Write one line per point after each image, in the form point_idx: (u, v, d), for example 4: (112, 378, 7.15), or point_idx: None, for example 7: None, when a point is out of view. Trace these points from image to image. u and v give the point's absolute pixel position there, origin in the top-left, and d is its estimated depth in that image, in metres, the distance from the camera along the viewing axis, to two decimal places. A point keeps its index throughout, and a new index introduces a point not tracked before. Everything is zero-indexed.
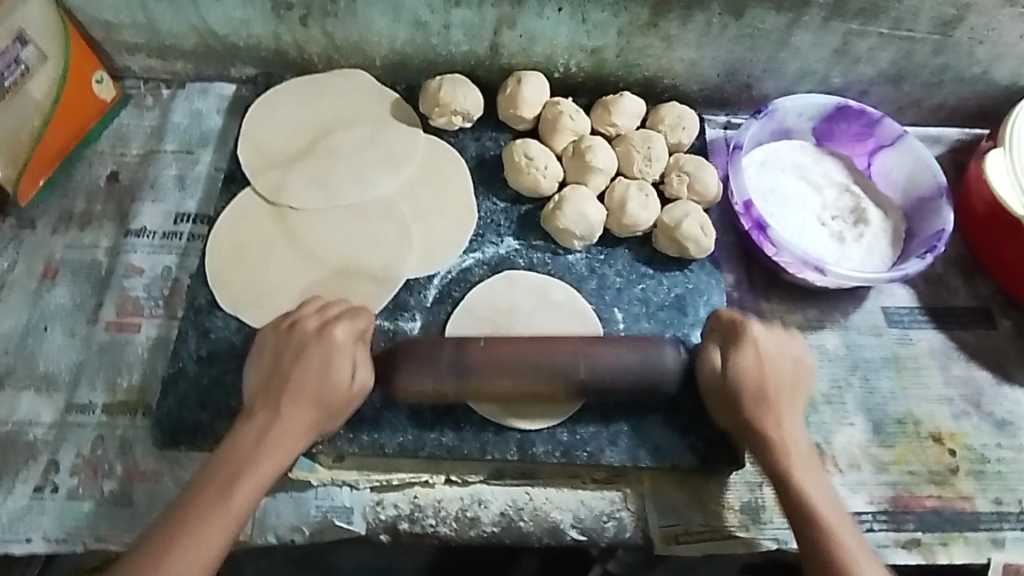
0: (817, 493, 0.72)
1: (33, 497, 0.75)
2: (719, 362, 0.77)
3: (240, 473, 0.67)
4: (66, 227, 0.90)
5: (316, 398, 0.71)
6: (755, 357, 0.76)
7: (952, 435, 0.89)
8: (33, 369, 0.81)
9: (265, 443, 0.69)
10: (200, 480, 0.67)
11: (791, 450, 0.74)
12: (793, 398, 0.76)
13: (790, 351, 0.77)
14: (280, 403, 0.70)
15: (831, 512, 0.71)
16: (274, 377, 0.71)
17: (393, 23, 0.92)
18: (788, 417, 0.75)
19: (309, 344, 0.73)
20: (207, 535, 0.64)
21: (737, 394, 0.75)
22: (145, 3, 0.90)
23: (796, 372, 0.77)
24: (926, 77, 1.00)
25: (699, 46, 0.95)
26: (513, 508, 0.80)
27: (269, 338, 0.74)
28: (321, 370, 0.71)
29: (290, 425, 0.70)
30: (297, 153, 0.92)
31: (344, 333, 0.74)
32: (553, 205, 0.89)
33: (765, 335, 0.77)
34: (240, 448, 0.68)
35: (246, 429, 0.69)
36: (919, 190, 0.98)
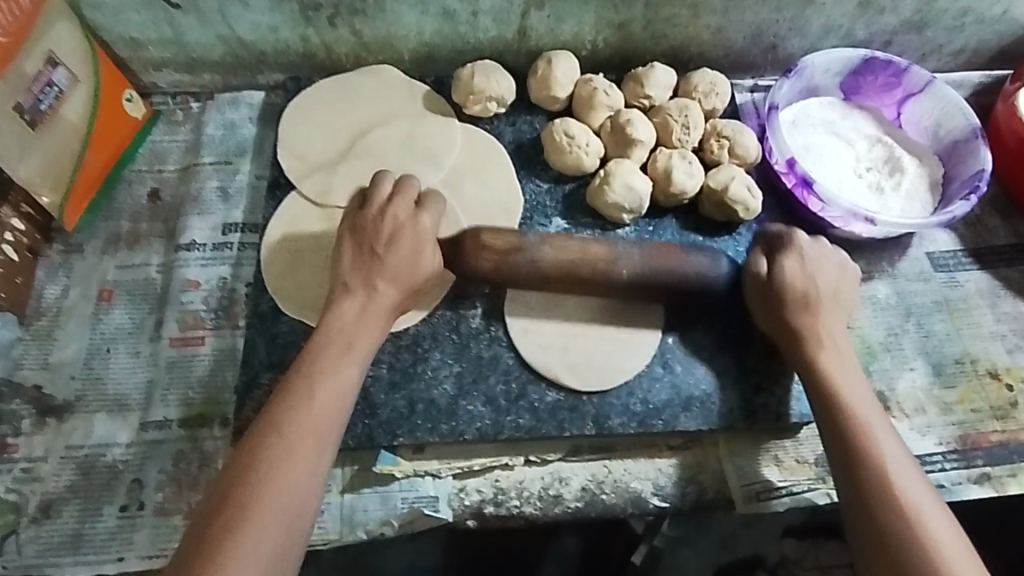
0: (847, 386, 0.74)
1: (122, 517, 0.75)
2: (766, 271, 0.79)
3: (351, 341, 0.70)
4: (115, 248, 0.90)
5: (405, 277, 0.74)
6: (800, 267, 0.78)
7: (1008, 370, 0.91)
8: (104, 392, 0.81)
9: (362, 321, 0.72)
10: (307, 359, 0.68)
11: (825, 342, 0.76)
12: (834, 301, 0.79)
13: (835, 259, 0.80)
14: (376, 278, 0.73)
15: (862, 407, 0.72)
16: (364, 252, 0.75)
17: (421, 16, 0.92)
18: (826, 321, 0.77)
19: (398, 231, 0.75)
20: (320, 401, 0.66)
21: (783, 296, 0.77)
22: (172, 17, 0.89)
23: (842, 278, 0.80)
24: (949, 22, 1.00)
25: (725, 11, 0.95)
26: (594, 482, 0.80)
27: (353, 224, 0.76)
28: (411, 253, 0.75)
29: (382, 305, 0.73)
30: (337, 154, 0.91)
31: (429, 223, 0.76)
32: (598, 181, 0.89)
33: (809, 245, 0.80)
34: (339, 329, 0.70)
35: (338, 312, 0.71)
36: (951, 135, 1.00)
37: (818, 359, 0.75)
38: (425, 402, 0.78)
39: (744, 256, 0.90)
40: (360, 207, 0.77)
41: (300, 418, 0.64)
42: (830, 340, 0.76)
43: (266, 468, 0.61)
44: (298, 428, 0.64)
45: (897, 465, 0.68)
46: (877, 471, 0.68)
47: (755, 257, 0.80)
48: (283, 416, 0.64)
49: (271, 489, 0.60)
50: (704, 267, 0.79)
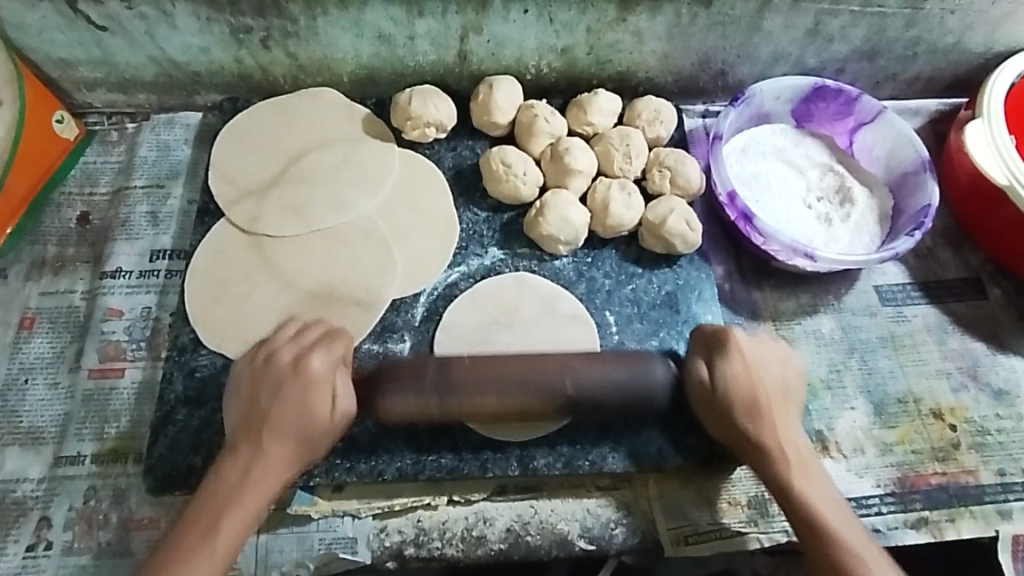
0: (811, 489, 0.71)
1: (26, 556, 0.74)
2: (707, 376, 0.75)
3: (216, 523, 0.65)
4: (39, 274, 0.88)
5: (298, 433, 0.69)
6: (743, 367, 0.74)
7: (952, 409, 0.89)
8: (16, 425, 0.80)
9: (250, 475, 0.68)
10: (194, 514, 0.66)
11: (788, 453, 0.73)
12: (784, 402, 0.75)
13: (774, 355, 0.76)
14: (262, 434, 0.69)
15: (836, 515, 0.70)
16: (256, 407, 0.70)
17: (357, 39, 0.90)
18: (781, 424, 0.74)
19: (285, 384, 0.70)
20: (217, 546, 0.65)
21: (729, 405, 0.73)
22: (100, 38, 0.87)
23: (785, 376, 0.76)
24: (900, 50, 0.98)
25: (669, 37, 0.93)
26: (519, 523, 0.78)
27: (243, 371, 0.72)
28: (299, 405, 0.69)
29: (276, 456, 0.69)
30: (271, 179, 0.89)
31: (319, 363, 0.71)
32: (535, 212, 0.87)
33: (749, 342, 0.75)
34: (219, 490, 0.67)
35: (226, 472, 0.68)
36: (902, 166, 0.97)
37: (772, 444, 0.73)
38: (344, 439, 0.77)
39: (684, 288, 0.88)
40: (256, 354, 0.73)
41: (193, 565, 0.64)
42: (778, 404, 0.74)
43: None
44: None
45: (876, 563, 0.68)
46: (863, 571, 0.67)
47: (696, 364, 0.76)
48: (169, 569, 0.63)
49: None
50: (641, 377, 0.74)
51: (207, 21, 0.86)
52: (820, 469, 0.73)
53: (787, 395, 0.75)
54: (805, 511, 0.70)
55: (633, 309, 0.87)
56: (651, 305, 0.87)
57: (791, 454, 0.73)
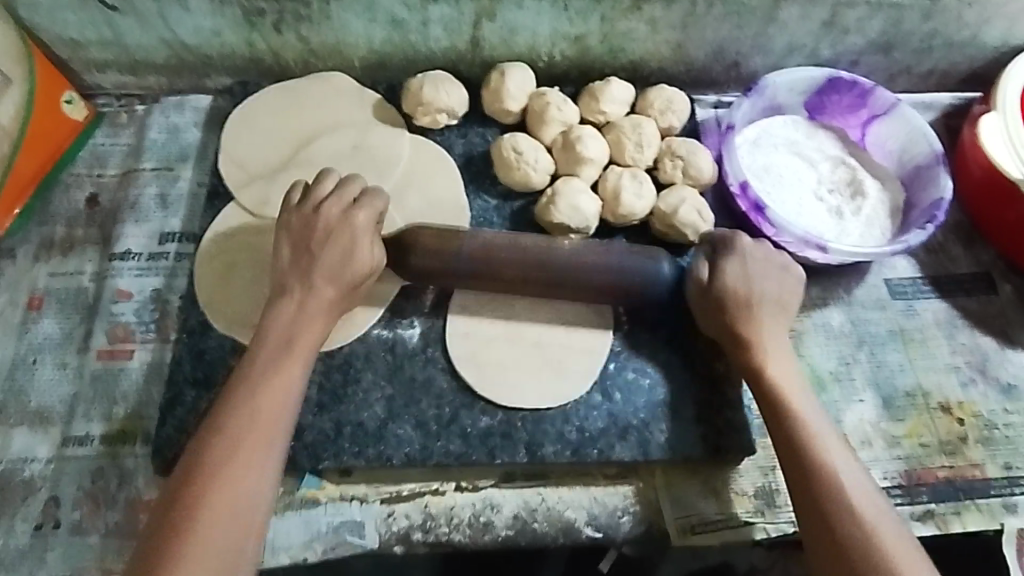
0: (815, 429, 0.70)
1: (34, 534, 0.74)
2: (708, 275, 0.78)
3: (289, 343, 0.70)
4: (47, 255, 0.88)
5: (341, 278, 0.74)
6: (742, 270, 0.77)
7: (961, 404, 0.88)
8: (25, 403, 0.80)
9: (300, 320, 0.71)
10: (223, 409, 0.65)
11: (781, 383, 0.73)
12: (779, 313, 0.77)
13: (778, 259, 0.79)
14: (311, 276, 0.73)
15: (847, 468, 0.68)
16: (300, 257, 0.74)
17: (369, 24, 0.89)
18: (769, 328, 0.76)
19: (332, 227, 0.74)
20: (273, 402, 0.66)
21: (726, 299, 0.76)
22: (111, 19, 0.87)
23: (784, 287, 0.78)
24: (916, 44, 0.98)
25: (683, 27, 0.93)
26: (526, 510, 0.78)
27: (286, 214, 0.77)
28: (344, 252, 0.74)
29: (318, 310, 0.72)
30: (280, 163, 0.89)
31: (364, 215, 0.76)
32: (546, 200, 0.87)
33: (752, 247, 0.78)
34: (277, 333, 0.70)
35: (254, 369, 0.68)
36: (915, 159, 0.97)
37: (767, 370, 0.74)
38: (353, 424, 0.77)
39: None
40: (293, 208, 0.77)
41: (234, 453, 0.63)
42: (772, 319, 0.76)
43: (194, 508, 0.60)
44: (263, 407, 0.66)
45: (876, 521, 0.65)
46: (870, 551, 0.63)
47: (698, 263, 0.79)
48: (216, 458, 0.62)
49: (218, 516, 0.60)
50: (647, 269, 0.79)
51: (219, 4, 0.85)
52: (810, 395, 0.73)
53: (786, 310, 0.78)
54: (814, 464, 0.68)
55: None
56: None
57: (787, 387, 0.73)
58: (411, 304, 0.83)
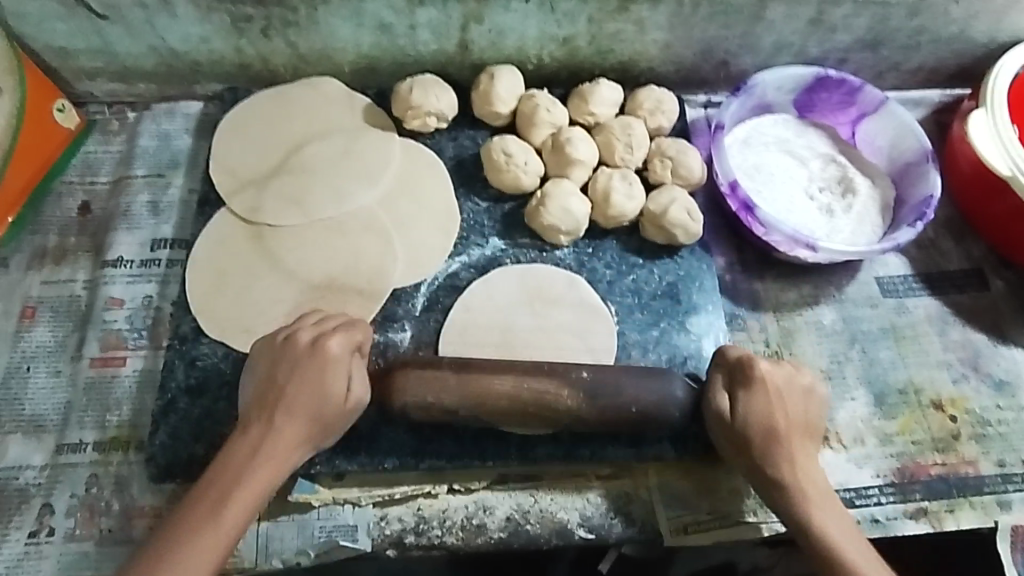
0: (817, 506, 0.71)
1: (29, 543, 0.74)
2: (729, 409, 0.73)
3: (232, 488, 0.66)
4: (40, 263, 0.88)
5: (311, 414, 0.69)
6: (766, 401, 0.73)
7: (953, 400, 0.88)
8: (19, 412, 0.80)
9: (260, 450, 0.67)
10: (178, 517, 0.64)
11: (807, 488, 0.71)
12: (806, 439, 0.74)
13: (801, 381, 0.75)
14: (274, 413, 0.69)
15: (835, 524, 0.70)
16: (266, 396, 0.69)
17: (357, 28, 0.90)
18: (801, 458, 0.72)
19: (303, 359, 0.71)
20: (219, 529, 0.64)
21: (748, 442, 0.72)
22: (100, 28, 0.87)
23: (811, 414, 0.75)
24: (903, 41, 0.98)
25: (671, 27, 0.93)
26: (519, 511, 0.78)
27: (263, 351, 0.72)
28: (315, 385, 0.70)
29: (287, 427, 0.69)
30: (271, 169, 0.89)
31: (335, 345, 0.72)
32: (536, 202, 0.87)
33: (773, 371, 0.74)
34: (229, 467, 0.67)
35: (234, 449, 0.68)
36: (905, 156, 0.97)
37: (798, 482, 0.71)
38: (345, 428, 0.77)
39: (685, 279, 0.88)
40: (274, 334, 0.74)
41: (187, 547, 0.62)
42: (800, 441, 0.73)
43: (174, 554, 0.62)
44: (228, 517, 0.64)
45: None
46: (845, 573, 0.67)
47: (718, 394, 0.74)
48: (216, 506, 0.65)
49: None
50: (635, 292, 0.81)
51: (207, 11, 0.86)
52: (836, 500, 0.72)
53: (812, 436, 0.75)
54: (822, 541, 0.69)
55: (634, 300, 0.86)
56: (653, 296, 0.87)
57: (812, 493, 0.71)
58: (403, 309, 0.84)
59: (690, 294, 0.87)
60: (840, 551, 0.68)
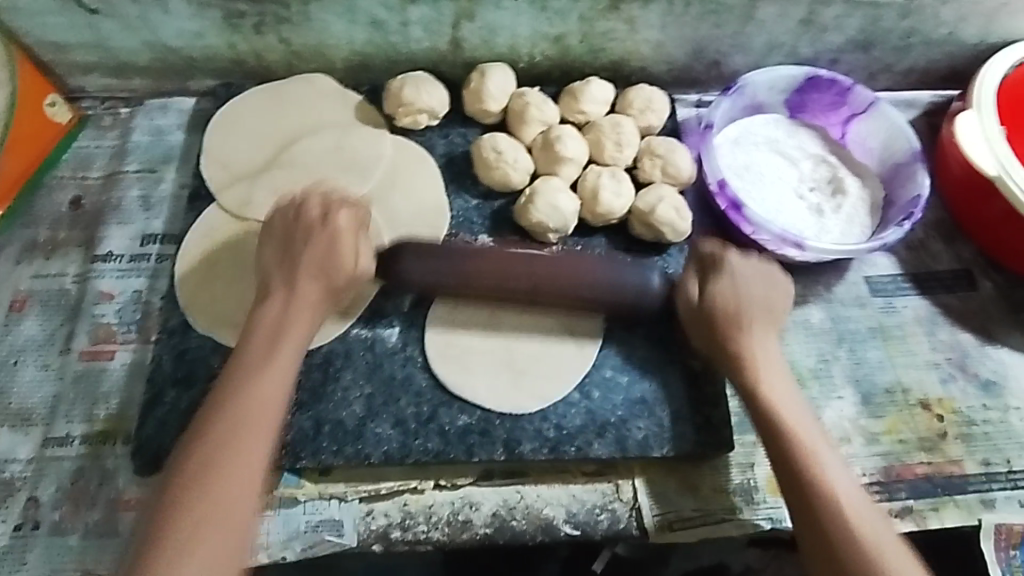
0: (781, 400, 0.73)
1: (15, 535, 0.75)
2: (697, 294, 0.78)
3: (271, 355, 0.69)
4: (31, 257, 0.88)
5: (327, 277, 0.75)
6: (731, 287, 0.77)
7: (940, 401, 0.89)
8: (7, 404, 0.80)
9: (286, 319, 0.72)
10: (224, 395, 0.66)
11: (762, 371, 0.74)
12: (767, 326, 0.77)
13: (766, 271, 0.79)
14: (296, 275, 0.74)
15: (803, 424, 0.71)
16: (285, 258, 0.75)
17: (349, 25, 0.90)
18: (759, 337, 0.76)
19: (314, 230, 0.76)
20: (266, 394, 0.67)
21: (715, 319, 0.76)
22: (93, 22, 0.88)
23: (773, 297, 0.78)
24: (894, 42, 0.98)
25: (662, 26, 0.93)
26: (505, 508, 0.79)
27: (274, 225, 0.77)
28: (328, 256, 0.75)
29: (308, 296, 0.74)
30: (262, 164, 0.90)
31: (343, 220, 0.77)
32: (525, 199, 0.87)
33: (742, 263, 0.78)
34: (266, 331, 0.71)
35: (266, 313, 0.72)
36: (895, 157, 0.97)
37: (762, 394, 0.73)
38: (332, 423, 0.77)
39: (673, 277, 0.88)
40: (287, 207, 0.78)
41: (245, 432, 0.64)
42: (762, 330, 0.76)
43: (229, 441, 0.63)
44: (266, 391, 0.67)
45: (859, 514, 0.65)
46: (816, 483, 0.67)
47: (688, 280, 0.79)
48: (237, 413, 0.65)
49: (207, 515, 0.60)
50: (629, 281, 0.80)
51: (200, 6, 0.86)
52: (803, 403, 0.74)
53: (774, 318, 0.78)
54: (782, 441, 0.70)
55: None
56: None
57: (772, 384, 0.74)
58: (391, 304, 0.83)
59: None
60: (811, 453, 0.69)
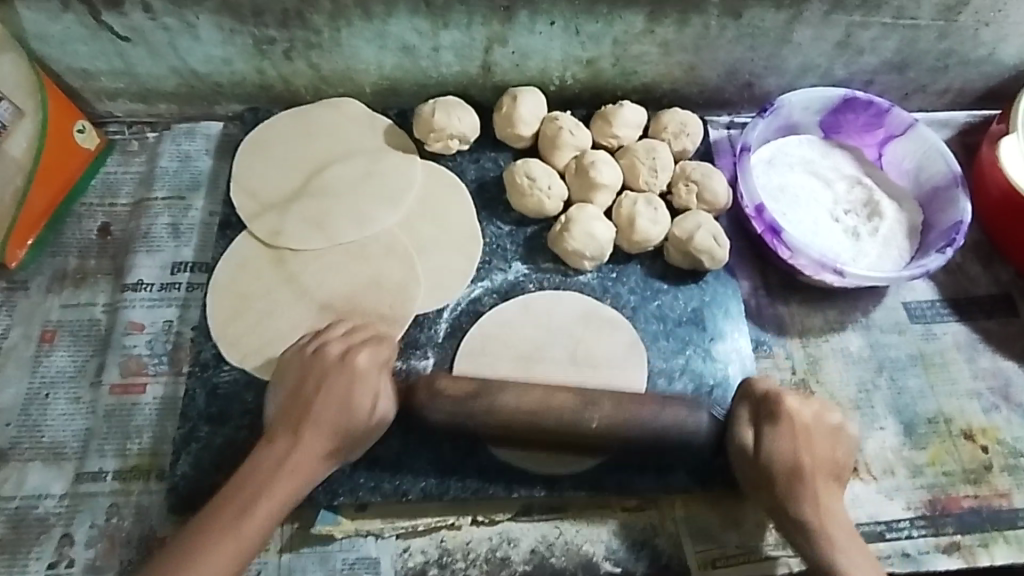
0: (837, 536, 0.68)
1: (48, 574, 0.74)
2: (753, 441, 0.71)
3: (253, 504, 0.64)
4: (60, 287, 0.87)
5: (336, 429, 0.68)
6: (790, 438, 0.70)
7: (984, 430, 0.87)
8: (38, 439, 0.79)
9: (286, 470, 0.66)
10: (197, 523, 0.64)
11: (821, 515, 0.69)
12: (833, 482, 0.71)
13: (828, 420, 0.73)
14: (302, 428, 0.68)
15: (851, 552, 0.67)
16: (296, 401, 0.70)
17: (380, 50, 0.89)
18: (824, 496, 0.70)
19: (330, 371, 0.71)
20: (234, 536, 0.63)
21: (772, 474, 0.70)
22: (122, 49, 0.87)
23: (841, 451, 0.72)
24: (931, 63, 0.97)
25: (697, 49, 0.92)
26: (544, 544, 0.77)
27: (296, 360, 0.73)
28: (343, 401, 0.69)
29: (313, 449, 0.67)
30: (292, 192, 0.88)
31: (364, 359, 0.72)
32: (559, 227, 0.86)
33: (800, 407, 0.72)
34: (260, 474, 0.66)
35: (265, 455, 0.67)
36: (933, 180, 0.95)
37: (814, 497, 0.69)
38: (369, 458, 0.76)
39: (710, 305, 0.87)
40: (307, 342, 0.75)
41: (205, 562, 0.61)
42: (824, 479, 0.70)
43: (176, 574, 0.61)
44: (252, 525, 0.63)
45: None
46: None
47: (743, 427, 0.72)
48: (209, 532, 0.63)
49: None
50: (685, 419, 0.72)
51: (231, 33, 0.85)
52: (855, 531, 0.69)
53: (839, 474, 0.72)
54: (818, 552, 0.67)
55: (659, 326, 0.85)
56: (678, 322, 0.86)
57: (832, 529, 0.68)
58: (425, 335, 0.82)
59: (715, 319, 0.86)
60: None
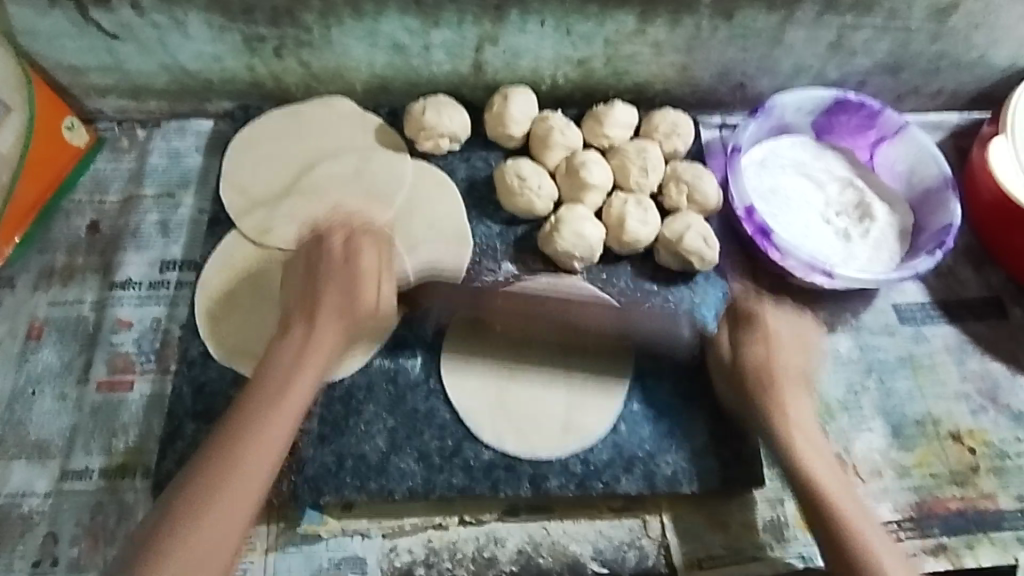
0: (806, 445, 0.74)
1: (33, 571, 0.73)
2: (729, 345, 0.80)
3: (225, 477, 0.62)
4: (47, 284, 0.87)
5: (300, 395, 0.68)
6: (761, 340, 0.79)
7: (971, 433, 0.87)
8: (24, 436, 0.79)
9: (248, 438, 0.65)
10: (165, 517, 0.61)
11: (791, 416, 0.75)
12: (799, 384, 0.77)
13: (802, 336, 0.80)
14: (266, 403, 0.67)
15: (817, 454, 0.73)
16: (259, 381, 0.69)
17: (370, 49, 0.89)
18: (795, 404, 0.76)
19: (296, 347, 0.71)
20: (205, 523, 0.60)
21: (745, 371, 0.78)
22: (112, 45, 0.86)
23: (808, 360, 0.79)
24: (924, 65, 0.97)
25: (688, 50, 0.92)
26: (530, 544, 0.77)
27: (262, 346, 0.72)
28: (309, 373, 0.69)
29: (278, 420, 0.66)
30: (282, 190, 0.88)
31: (327, 330, 0.73)
32: (549, 227, 0.85)
33: (775, 320, 0.80)
34: (221, 449, 0.64)
35: (224, 432, 0.65)
36: (924, 182, 0.95)
37: (783, 414, 0.75)
38: (356, 457, 0.76)
39: (700, 306, 0.86)
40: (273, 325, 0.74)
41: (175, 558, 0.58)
42: (788, 377, 0.77)
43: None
44: (224, 501, 0.61)
45: (885, 552, 0.67)
46: (843, 526, 0.68)
47: (720, 329, 0.82)
48: (175, 519, 0.60)
49: None
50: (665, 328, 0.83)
51: (220, 30, 0.85)
52: (823, 440, 0.75)
53: (806, 379, 0.78)
54: (791, 457, 0.73)
55: None
56: None
57: (800, 428, 0.75)
58: (414, 334, 0.82)
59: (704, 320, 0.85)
60: (819, 469, 0.72)
